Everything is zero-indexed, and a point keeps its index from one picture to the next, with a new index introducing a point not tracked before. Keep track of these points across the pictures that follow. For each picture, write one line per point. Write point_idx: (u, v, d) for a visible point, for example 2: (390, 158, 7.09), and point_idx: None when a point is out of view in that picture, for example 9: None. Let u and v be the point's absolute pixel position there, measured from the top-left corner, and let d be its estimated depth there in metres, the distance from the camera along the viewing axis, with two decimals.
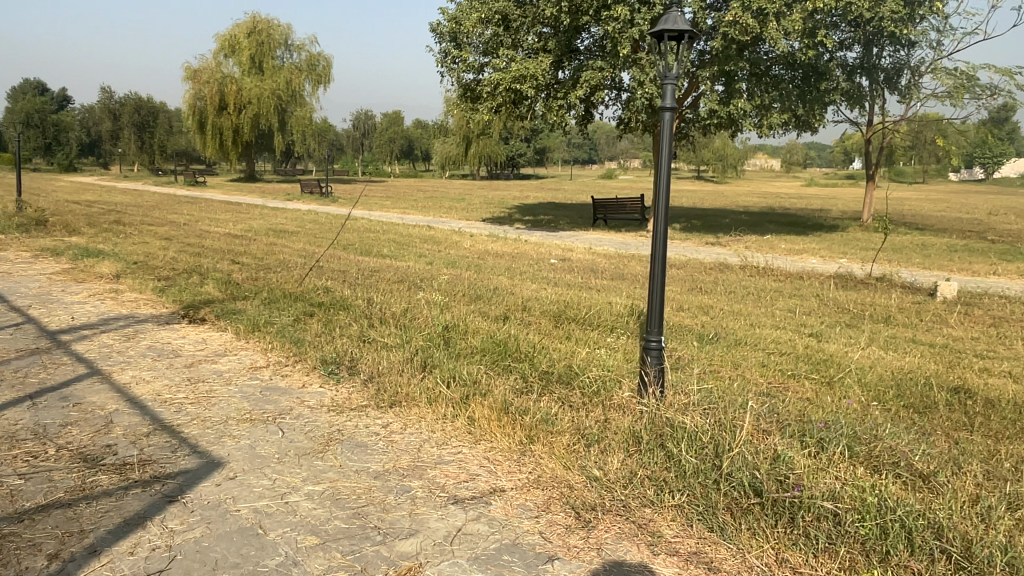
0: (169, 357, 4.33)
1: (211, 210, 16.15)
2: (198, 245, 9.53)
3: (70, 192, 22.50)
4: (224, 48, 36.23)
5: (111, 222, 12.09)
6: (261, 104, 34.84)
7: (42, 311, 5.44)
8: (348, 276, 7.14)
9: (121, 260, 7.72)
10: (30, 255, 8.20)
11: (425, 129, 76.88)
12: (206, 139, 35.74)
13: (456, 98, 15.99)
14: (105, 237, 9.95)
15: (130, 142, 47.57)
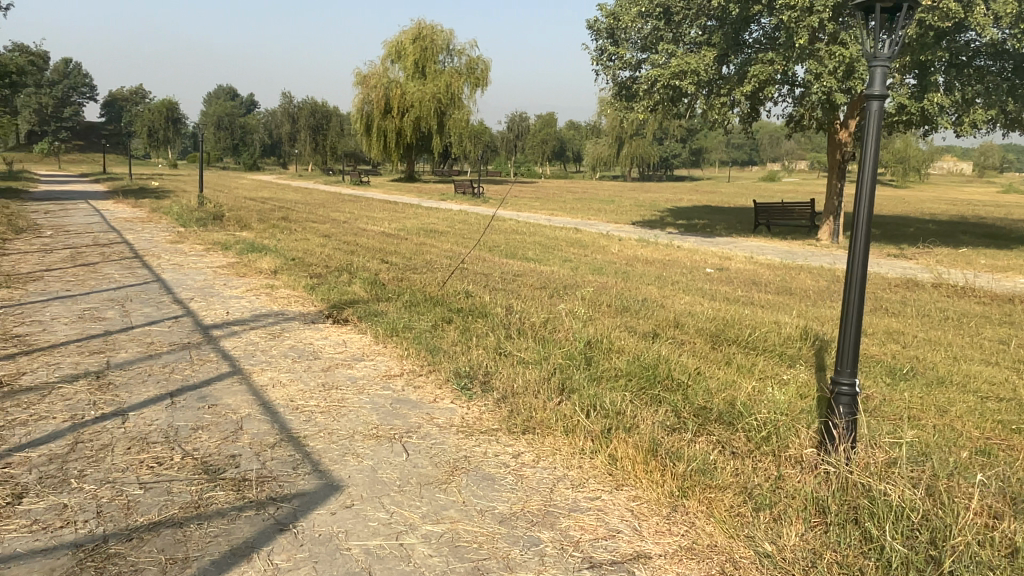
0: (307, 359, 4.26)
1: (369, 208, 16.83)
2: (352, 242, 9.81)
3: (251, 188, 24.54)
4: (391, 54, 38.20)
5: (279, 218, 12.84)
6: (422, 107, 36.26)
7: (203, 304, 5.67)
8: (492, 280, 6.92)
9: (281, 255, 8.04)
10: (204, 249, 8.78)
11: (578, 130, 76.69)
12: (371, 141, 37.78)
13: (612, 97, 15.52)
14: (271, 233, 10.52)
15: (306, 144, 51.43)
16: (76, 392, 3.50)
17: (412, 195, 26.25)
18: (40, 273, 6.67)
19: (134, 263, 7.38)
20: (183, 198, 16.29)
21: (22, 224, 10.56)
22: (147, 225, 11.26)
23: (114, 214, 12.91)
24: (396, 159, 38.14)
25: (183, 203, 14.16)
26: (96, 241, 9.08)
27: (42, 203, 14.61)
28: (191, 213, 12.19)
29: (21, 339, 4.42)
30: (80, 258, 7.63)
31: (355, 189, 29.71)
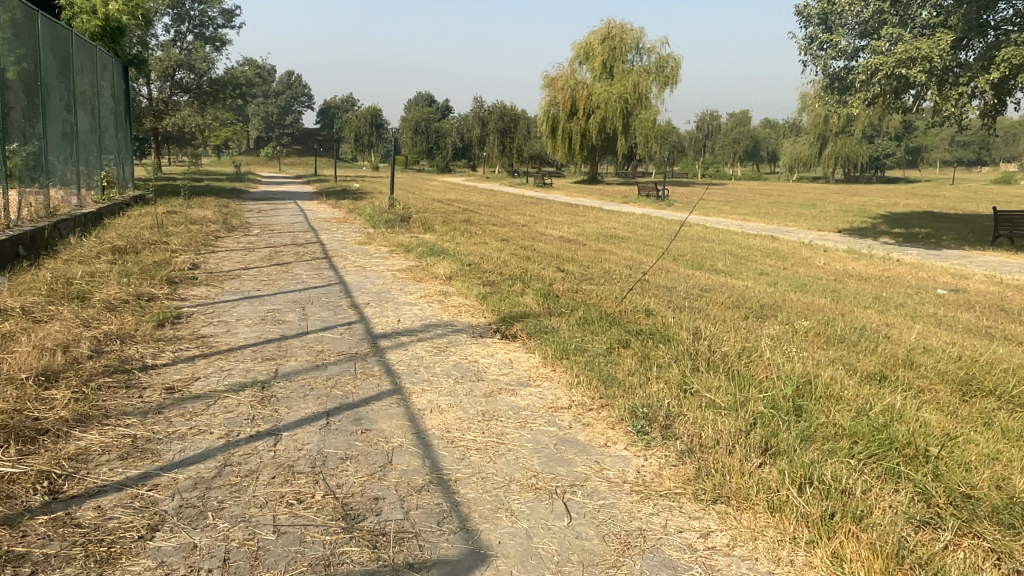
0: (470, 380, 3.92)
1: (551, 211, 16.64)
2: (530, 247, 9.55)
3: (441, 190, 25.54)
4: (579, 56, 38.29)
5: (462, 220, 12.99)
6: (609, 108, 35.79)
7: (375, 310, 5.60)
8: (677, 296, 6.24)
9: (458, 260, 7.93)
10: (387, 251, 8.95)
11: (774, 130, 72.05)
12: (556, 143, 38.01)
13: (821, 90, 14.02)
14: (453, 235, 10.58)
15: (494, 147, 53.06)
16: (238, 404, 3.42)
17: (594, 198, 25.85)
18: (239, 271, 7.07)
19: (321, 264, 7.62)
20: (378, 200, 17.20)
21: (237, 223, 11.55)
22: (341, 226, 11.85)
23: (316, 215, 13.83)
24: (580, 161, 38.02)
25: (377, 205, 14.85)
26: (294, 241, 9.63)
27: (258, 203, 16.11)
28: (381, 215, 12.70)
29: (205, 340, 4.54)
30: (276, 257, 8.05)
31: (539, 191, 29.88)
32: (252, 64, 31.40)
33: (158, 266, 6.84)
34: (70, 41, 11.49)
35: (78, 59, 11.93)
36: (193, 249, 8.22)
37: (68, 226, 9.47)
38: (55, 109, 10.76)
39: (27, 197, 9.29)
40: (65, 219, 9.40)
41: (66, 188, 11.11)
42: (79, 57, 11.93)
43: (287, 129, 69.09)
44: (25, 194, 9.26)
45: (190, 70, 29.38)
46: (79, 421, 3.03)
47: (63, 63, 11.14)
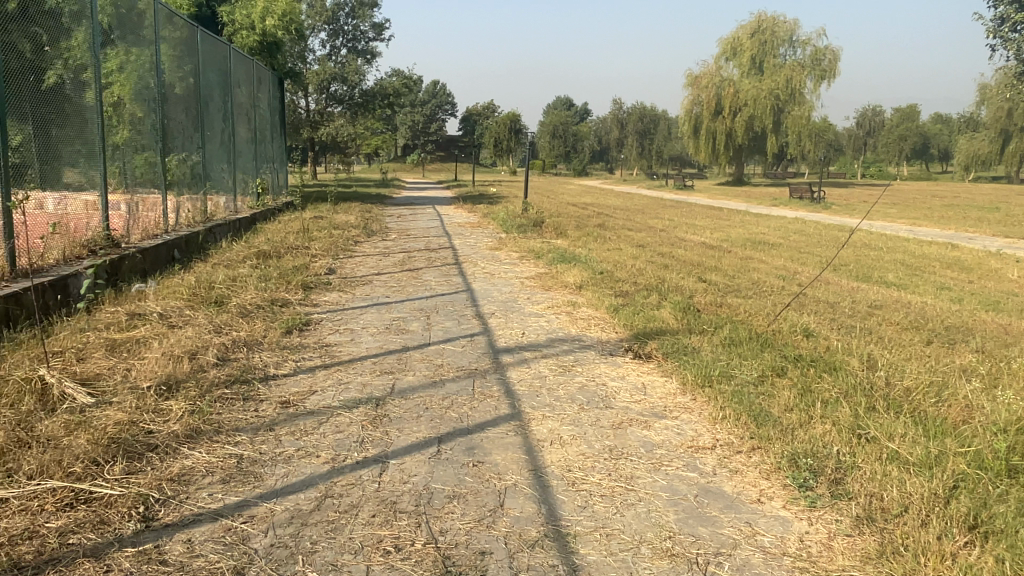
0: (597, 407, 3.50)
1: (692, 215, 15.77)
2: (669, 254, 8.97)
3: (578, 194, 25.20)
4: (726, 52, 36.66)
5: (597, 225, 12.56)
6: (757, 105, 33.92)
7: (501, 321, 5.31)
8: (840, 313, 5.46)
9: (591, 267, 7.50)
10: (518, 257, 8.69)
11: (947, 125, 65.41)
12: (699, 144, 36.55)
13: (1013, 77, 12.27)
14: (588, 241, 10.16)
15: (633, 148, 52.11)
16: (349, 423, 3.21)
17: (740, 201, 24.42)
18: (372, 277, 7.08)
19: (451, 270, 7.48)
20: (514, 204, 17.13)
21: (376, 228, 11.81)
22: (475, 231, 11.80)
23: (452, 219, 13.91)
24: (724, 162, 36.31)
25: (511, 209, 14.73)
26: (428, 246, 9.65)
27: (399, 208, 16.54)
28: (515, 219, 12.52)
29: (328, 349, 4.45)
30: (408, 263, 8.02)
31: (680, 194, 28.74)
32: (399, 75, 32.71)
33: (296, 270, 6.99)
34: (224, 57, 12.37)
35: (233, 74, 12.82)
36: (331, 254, 8.39)
37: (224, 231, 10.06)
38: (209, 119, 11.59)
39: (187, 203, 9.98)
40: (221, 224, 9.99)
41: (223, 193, 11.91)
42: (233, 71, 12.82)
43: (431, 136, 71.64)
44: (186, 200, 9.95)
45: (343, 82, 31.07)
46: (190, 436, 2.95)
47: (216, 76, 11.99)
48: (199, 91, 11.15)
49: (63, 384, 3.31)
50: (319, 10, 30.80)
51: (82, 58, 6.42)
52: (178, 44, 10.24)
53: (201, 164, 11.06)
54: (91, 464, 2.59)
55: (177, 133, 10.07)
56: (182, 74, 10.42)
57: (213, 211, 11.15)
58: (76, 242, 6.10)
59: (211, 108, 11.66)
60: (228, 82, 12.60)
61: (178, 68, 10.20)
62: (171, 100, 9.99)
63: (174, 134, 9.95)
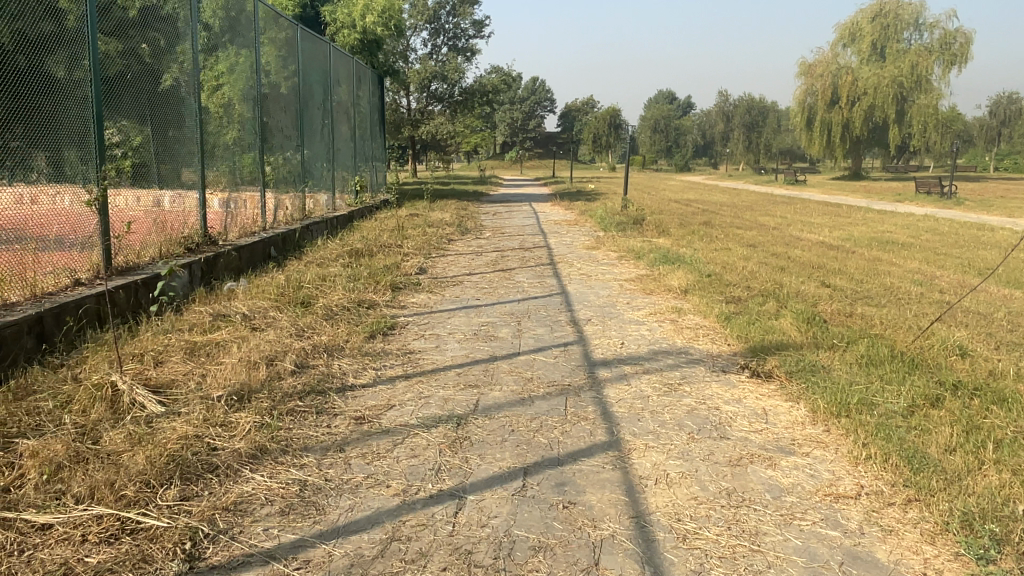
0: (710, 437, 3.00)
1: (808, 212, 14.65)
2: (784, 255, 8.22)
3: (680, 189, 24.24)
4: (843, 38, 34.48)
5: (703, 222, 11.83)
6: (878, 94, 31.55)
7: (598, 329, 4.86)
8: (998, 327, 4.67)
9: (697, 269, 6.91)
10: (617, 257, 8.18)
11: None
12: (812, 136, 34.46)
13: None
14: (693, 240, 9.51)
15: (740, 142, 50.27)
16: (426, 446, 2.86)
17: (859, 196, 22.64)
18: (463, 277, 6.83)
19: (546, 271, 7.09)
20: (613, 201, 16.54)
21: (471, 226, 11.59)
22: (572, 228, 11.35)
23: (548, 217, 13.52)
24: (841, 155, 34.06)
25: (610, 206, 14.16)
26: (523, 245, 9.31)
27: (495, 205, 16.34)
28: (614, 216, 11.98)
29: (410, 357, 4.15)
30: (500, 263, 7.70)
31: (791, 189, 27.13)
32: (498, 71, 32.62)
33: (386, 270, 6.80)
34: (322, 56, 12.52)
35: (331, 72, 12.97)
36: (424, 252, 8.19)
37: (322, 228, 10.15)
38: (308, 118, 11.75)
39: (287, 201, 10.11)
40: (319, 222, 10.07)
41: (322, 191, 12.06)
42: (331, 69, 12.97)
43: (530, 132, 71.58)
44: (285, 198, 10.09)
45: (443, 80, 31.29)
46: (253, 454, 2.70)
47: (315, 74, 12.16)
48: (298, 90, 11.32)
49: (135, 392, 3.17)
50: (421, 10, 31.16)
51: (181, 58, 6.48)
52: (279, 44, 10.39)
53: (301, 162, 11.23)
54: (145, 488, 2.38)
55: (276, 131, 10.23)
56: (281, 74, 10.58)
57: (312, 209, 11.30)
58: (173, 239, 6.15)
59: (309, 106, 11.83)
60: (326, 81, 12.75)
61: (278, 68, 10.35)
62: (271, 99, 10.15)
63: (273, 133, 10.13)
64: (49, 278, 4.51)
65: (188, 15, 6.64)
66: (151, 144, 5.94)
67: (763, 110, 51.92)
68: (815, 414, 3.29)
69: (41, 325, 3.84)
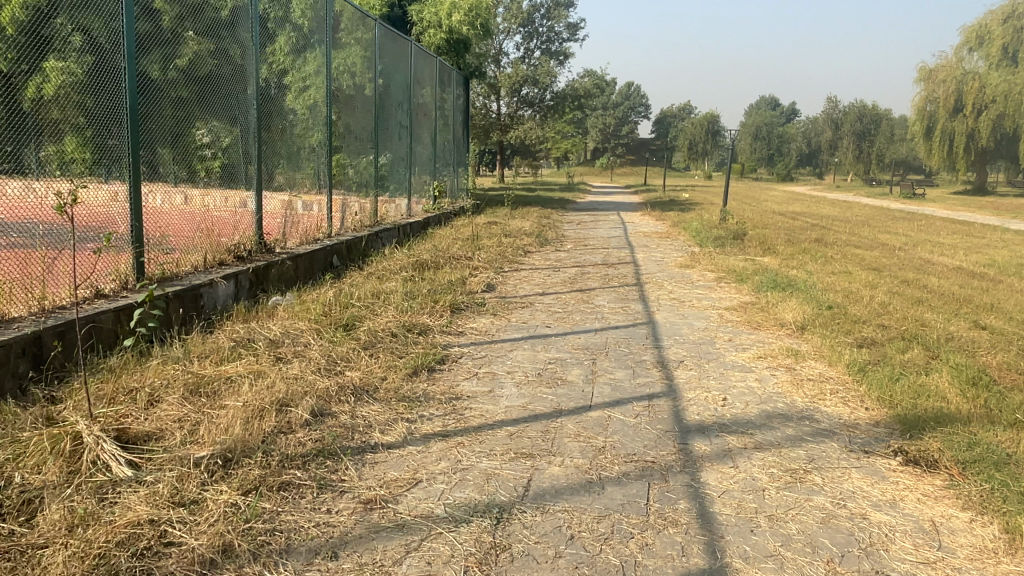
0: (859, 572, 2.06)
1: (934, 230, 12.94)
2: (916, 283, 6.96)
3: (782, 201, 22.52)
4: (970, 41, 31.61)
5: (812, 240, 10.54)
6: (1009, 101, 28.20)
7: (692, 375, 3.93)
8: None
9: (813, 298, 5.83)
10: (714, 279, 7.17)
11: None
12: (932, 146, 31.55)
13: None
14: (803, 261, 8.33)
15: (848, 152, 47.29)
16: (448, 559, 2.05)
17: (988, 213, 20.21)
18: (536, 298, 6.03)
19: (632, 294, 6.19)
20: (708, 213, 15.32)
21: (552, 237, 10.78)
22: (663, 243, 10.34)
23: (637, 228, 12.52)
24: (964, 167, 31.00)
25: (706, 218, 13.00)
26: (607, 260, 8.42)
27: (582, 214, 15.46)
28: (710, 230, 10.86)
29: (455, 405, 3.37)
30: (578, 281, 6.85)
31: (908, 203, 24.79)
32: (591, 75, 31.60)
33: (450, 287, 6.08)
34: (405, 55, 12.04)
35: (414, 73, 12.49)
36: (496, 266, 7.45)
37: (395, 234, 9.61)
38: (388, 120, 11.29)
39: (360, 205, 9.62)
40: (392, 228, 9.55)
41: (399, 195, 11.58)
42: (414, 70, 12.49)
43: (622, 139, 70.06)
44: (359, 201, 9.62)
45: (535, 85, 30.58)
46: (211, 561, 1.99)
47: (398, 75, 11.70)
48: (379, 91, 10.87)
49: (102, 448, 2.54)
50: (515, 14, 30.61)
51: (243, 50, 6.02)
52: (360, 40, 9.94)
53: (378, 165, 10.76)
54: None
55: (353, 132, 9.77)
56: (361, 72, 10.13)
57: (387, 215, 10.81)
58: (223, 246, 5.65)
59: (390, 107, 11.37)
60: (410, 81, 12.27)
61: (356, 66, 9.90)
62: (350, 98, 9.70)
63: (349, 134, 9.67)
64: (61, 290, 3.94)
65: (254, 6, 6.18)
66: (205, 142, 5.48)
67: (875, 118, 48.46)
68: (1012, 538, 2.27)
69: (37, 346, 3.31)
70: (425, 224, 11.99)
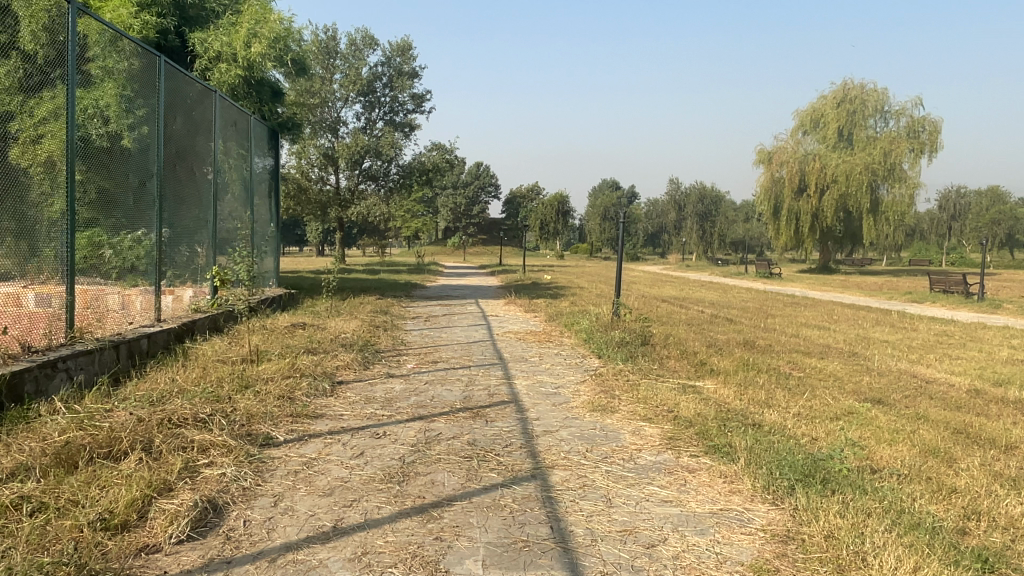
0: None
1: (850, 319, 10.95)
2: (983, 436, 4.20)
3: (650, 283, 20.72)
4: (805, 124, 33.07)
5: (741, 342, 7.87)
6: (850, 180, 29.27)
7: None
8: None
9: (916, 525, 2.75)
10: (665, 445, 3.95)
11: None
12: (780, 226, 31.86)
13: None
14: (771, 389, 5.41)
15: (693, 232, 48.24)
16: None
17: (858, 293, 19.45)
18: (310, 562, 2.44)
19: (533, 525, 2.77)
20: (582, 301, 12.55)
21: (384, 348, 7.26)
22: (545, 353, 7.13)
23: (505, 327, 9.33)
24: (810, 245, 31.58)
25: (590, 311, 10.12)
26: (471, 400, 5.02)
27: (432, 306, 12.11)
28: (607, 331, 7.87)
29: None
30: (418, 476, 3.34)
31: (774, 283, 24.05)
32: (438, 149, 28.98)
33: (78, 555, 2.34)
34: (177, 89, 8.25)
35: (191, 118, 8.74)
36: (255, 441, 3.76)
37: (123, 352, 5.66)
38: (145, 179, 7.40)
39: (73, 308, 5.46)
40: (117, 340, 5.60)
41: (155, 287, 7.61)
42: (191, 113, 8.73)
43: (474, 219, 68.14)
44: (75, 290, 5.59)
45: (378, 156, 27.09)
46: None
47: (164, 116, 7.91)
48: (124, 135, 7.01)
49: None
50: (354, 79, 27.63)
51: None
52: (96, 53, 6.24)
53: (118, 243, 6.79)
54: None
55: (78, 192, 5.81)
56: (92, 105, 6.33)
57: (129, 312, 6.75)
58: None
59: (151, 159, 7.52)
60: (182, 129, 8.48)
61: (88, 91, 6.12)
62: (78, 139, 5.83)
63: None
64: None
65: None
66: None
67: (715, 199, 50.09)
68: None
69: None
70: (211, 318, 8.12)
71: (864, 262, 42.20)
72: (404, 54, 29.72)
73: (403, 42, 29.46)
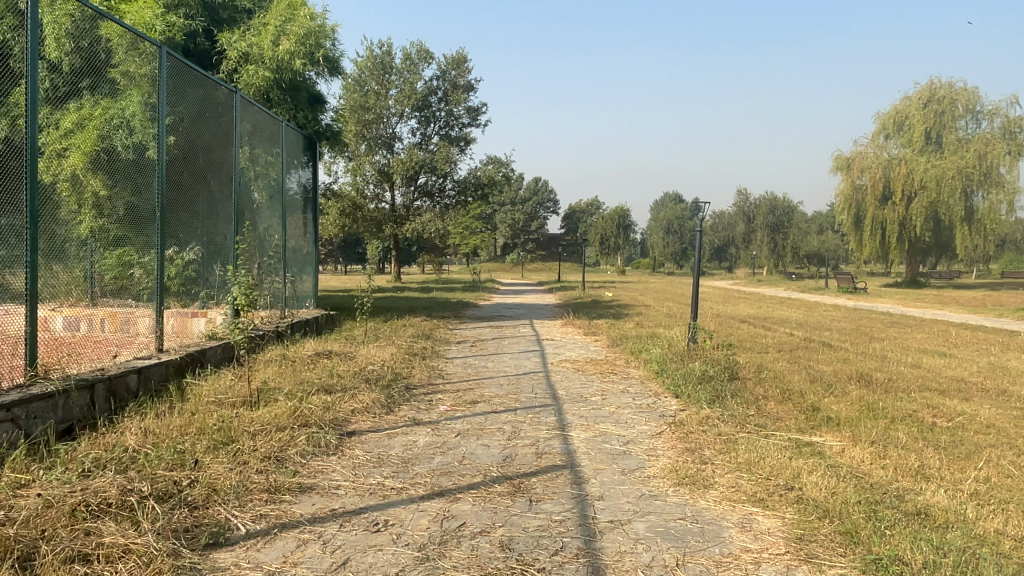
0: None
1: (971, 343, 9.25)
2: None
3: (723, 301, 19.04)
4: (886, 127, 30.78)
5: (851, 375, 6.39)
6: (941, 186, 26.88)
7: None
8: None
9: None
10: (796, 555, 2.62)
11: None
12: (861, 237, 29.56)
13: None
14: (920, 451, 3.99)
15: (764, 245, 45.87)
16: None
17: (964, 310, 17.34)
18: None
19: None
20: (649, 323, 11.17)
21: (417, 383, 6.11)
22: (611, 391, 5.83)
23: (563, 354, 8.08)
24: (895, 257, 29.16)
25: (661, 335, 8.76)
26: (511, 463, 3.78)
27: (482, 329, 10.95)
28: (685, 361, 6.52)
29: None
30: None
31: (860, 299, 21.96)
32: (495, 163, 28.06)
33: None
34: (209, 95, 7.40)
35: (223, 126, 7.87)
36: (197, 541, 2.63)
37: (100, 391, 4.65)
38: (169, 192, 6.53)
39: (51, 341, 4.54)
40: (93, 379, 4.60)
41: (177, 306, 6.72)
42: (224, 121, 7.87)
43: (533, 235, 66.96)
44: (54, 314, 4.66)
45: (433, 171, 26.38)
46: None
47: (192, 124, 7.04)
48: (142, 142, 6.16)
49: None
50: (408, 93, 27.03)
51: None
52: (121, 59, 5.52)
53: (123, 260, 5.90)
54: None
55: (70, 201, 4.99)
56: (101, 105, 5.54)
57: (133, 337, 5.86)
58: None
59: (181, 171, 6.77)
60: (213, 139, 7.61)
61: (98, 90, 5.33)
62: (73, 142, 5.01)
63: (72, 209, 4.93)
64: None
65: None
66: None
67: (787, 211, 47.49)
68: None
69: None
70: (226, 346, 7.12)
71: (953, 275, 39.14)
72: (459, 66, 28.98)
73: (459, 55, 28.76)
